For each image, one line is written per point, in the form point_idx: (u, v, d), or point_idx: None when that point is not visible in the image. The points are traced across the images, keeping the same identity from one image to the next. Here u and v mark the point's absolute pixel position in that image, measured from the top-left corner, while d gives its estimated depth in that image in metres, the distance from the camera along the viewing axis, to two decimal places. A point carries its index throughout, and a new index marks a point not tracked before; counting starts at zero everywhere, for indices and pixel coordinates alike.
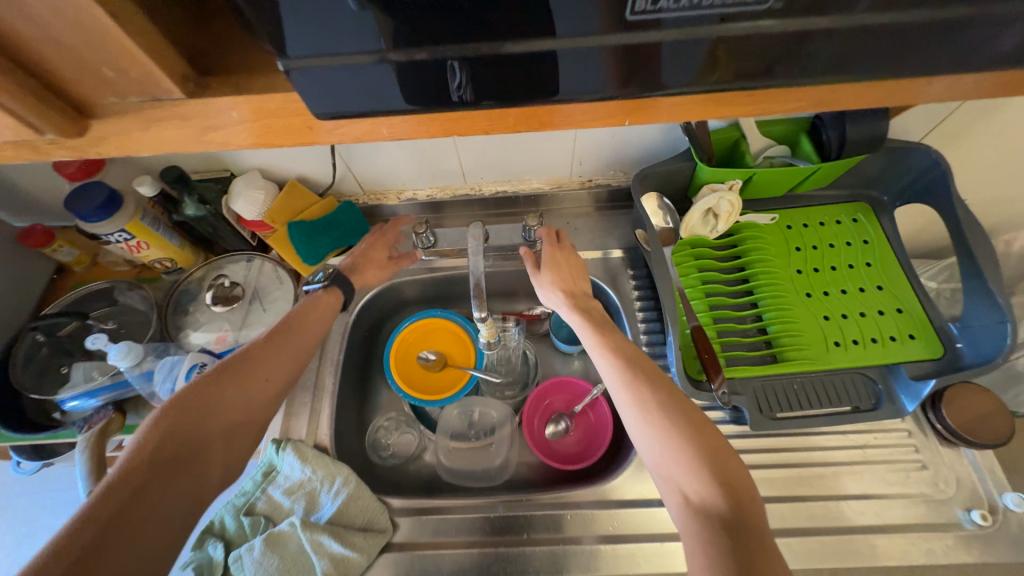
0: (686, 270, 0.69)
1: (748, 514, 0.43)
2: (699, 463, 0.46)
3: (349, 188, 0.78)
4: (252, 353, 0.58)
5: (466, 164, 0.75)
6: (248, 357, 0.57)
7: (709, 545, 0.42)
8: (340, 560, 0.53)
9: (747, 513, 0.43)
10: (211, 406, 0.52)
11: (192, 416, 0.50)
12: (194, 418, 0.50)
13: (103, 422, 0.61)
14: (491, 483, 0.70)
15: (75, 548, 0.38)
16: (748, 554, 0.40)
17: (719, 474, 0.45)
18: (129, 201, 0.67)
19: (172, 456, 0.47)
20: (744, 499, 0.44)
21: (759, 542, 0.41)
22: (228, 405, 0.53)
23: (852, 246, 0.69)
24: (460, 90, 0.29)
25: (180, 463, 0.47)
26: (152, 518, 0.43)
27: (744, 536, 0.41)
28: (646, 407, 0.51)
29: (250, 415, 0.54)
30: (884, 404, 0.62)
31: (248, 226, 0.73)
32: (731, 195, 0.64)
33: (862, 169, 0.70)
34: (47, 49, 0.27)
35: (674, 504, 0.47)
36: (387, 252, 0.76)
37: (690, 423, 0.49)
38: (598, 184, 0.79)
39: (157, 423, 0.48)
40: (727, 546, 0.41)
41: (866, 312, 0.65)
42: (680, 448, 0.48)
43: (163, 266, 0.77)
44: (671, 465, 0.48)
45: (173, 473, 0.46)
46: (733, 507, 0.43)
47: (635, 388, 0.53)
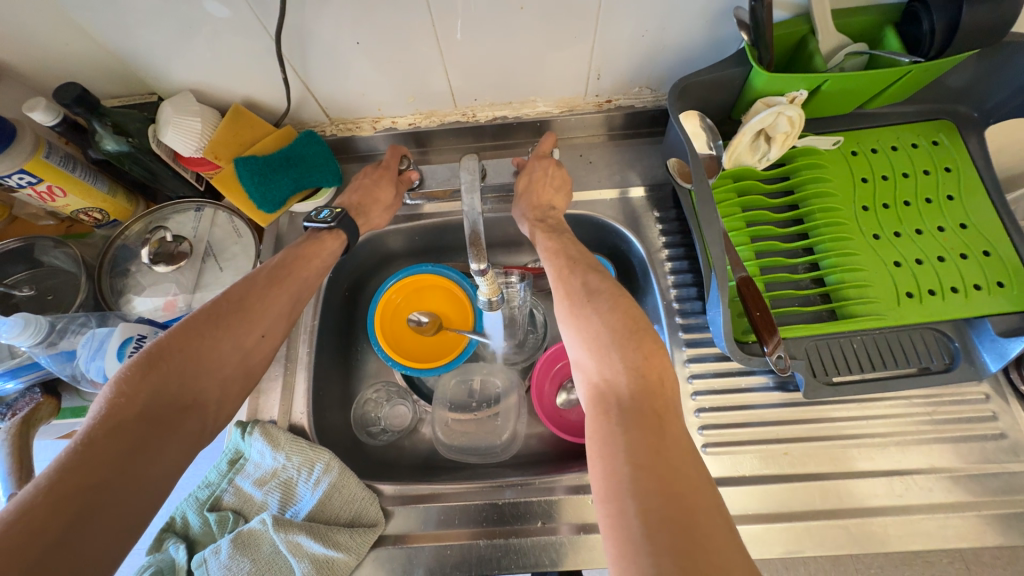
0: (728, 210, 0.57)
1: (660, 404, 0.37)
2: (612, 348, 0.41)
3: (311, 117, 0.64)
4: (251, 291, 0.47)
5: (455, 81, 0.59)
6: (247, 291, 0.47)
7: (608, 430, 0.37)
8: (323, 562, 0.45)
9: (656, 402, 0.37)
10: (206, 352, 0.43)
11: (182, 364, 0.41)
12: (180, 365, 0.41)
13: (29, 409, 0.51)
14: (496, 458, 0.61)
15: (55, 510, 0.32)
16: (649, 439, 0.35)
17: (631, 359, 0.40)
18: (24, 133, 0.52)
19: (165, 410, 0.39)
20: (655, 388, 0.38)
21: (666, 431, 0.36)
22: (236, 349, 0.45)
23: (932, 176, 0.57)
24: None
25: (171, 420, 0.39)
26: (145, 479, 0.36)
27: (652, 423, 0.36)
28: (575, 300, 0.46)
29: (250, 367, 0.46)
30: (960, 365, 0.52)
31: (188, 164, 0.59)
32: (794, 108, 0.50)
33: (951, 77, 0.55)
34: None
35: (583, 393, 0.42)
36: (395, 187, 0.63)
37: (614, 308, 0.43)
38: (618, 106, 0.65)
39: (139, 371, 0.39)
40: (628, 429, 0.36)
41: (944, 255, 0.53)
42: (596, 337, 0.42)
43: (93, 218, 0.63)
44: (587, 356, 0.42)
45: (163, 425, 0.39)
46: (646, 397, 0.38)
47: (572, 300, 0.46)
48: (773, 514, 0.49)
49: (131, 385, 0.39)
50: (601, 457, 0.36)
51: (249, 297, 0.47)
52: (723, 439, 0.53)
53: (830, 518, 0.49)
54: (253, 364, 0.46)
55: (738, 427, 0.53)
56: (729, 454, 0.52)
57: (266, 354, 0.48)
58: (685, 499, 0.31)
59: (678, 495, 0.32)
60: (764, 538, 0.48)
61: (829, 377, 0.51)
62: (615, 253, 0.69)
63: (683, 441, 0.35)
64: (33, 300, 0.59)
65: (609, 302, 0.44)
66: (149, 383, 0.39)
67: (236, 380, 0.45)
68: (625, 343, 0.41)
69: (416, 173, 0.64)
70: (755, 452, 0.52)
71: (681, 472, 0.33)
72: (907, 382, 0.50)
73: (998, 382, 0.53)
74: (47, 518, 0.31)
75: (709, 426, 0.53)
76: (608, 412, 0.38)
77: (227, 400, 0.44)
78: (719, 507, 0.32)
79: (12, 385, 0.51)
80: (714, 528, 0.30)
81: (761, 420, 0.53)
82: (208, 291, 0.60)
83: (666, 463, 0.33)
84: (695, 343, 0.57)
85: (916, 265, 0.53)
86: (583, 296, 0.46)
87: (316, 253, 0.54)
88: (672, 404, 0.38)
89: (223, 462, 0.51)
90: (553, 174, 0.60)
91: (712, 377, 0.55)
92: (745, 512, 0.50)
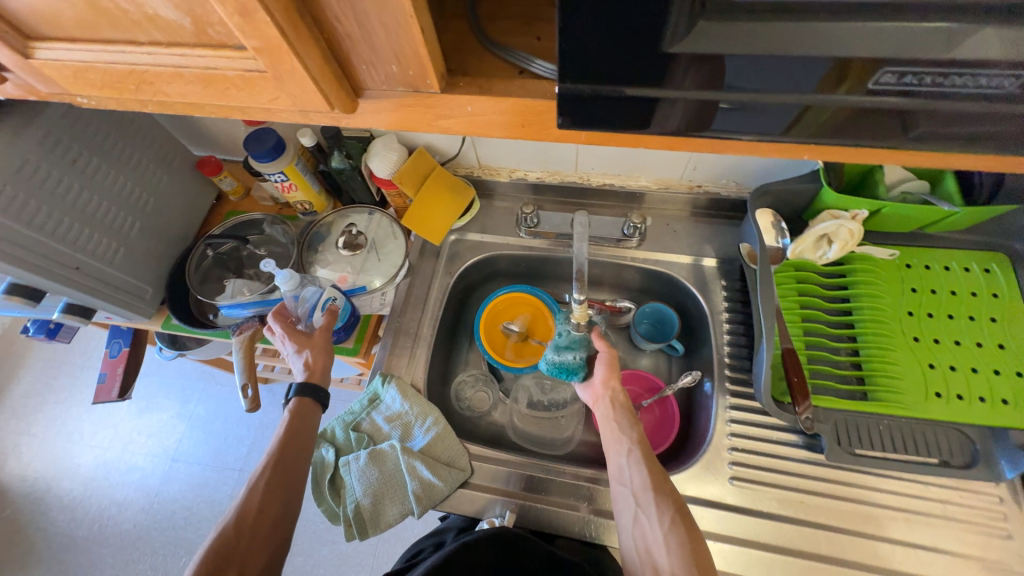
0: (786, 292, 0.69)
1: (678, 501, 0.56)
2: (653, 502, 0.55)
3: (467, 161, 0.85)
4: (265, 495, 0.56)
5: (581, 153, 0.77)
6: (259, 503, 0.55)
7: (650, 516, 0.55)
8: (426, 485, 0.62)
9: (681, 502, 0.56)
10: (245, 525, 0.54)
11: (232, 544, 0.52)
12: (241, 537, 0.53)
13: (251, 330, 0.76)
14: (555, 452, 0.76)
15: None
16: (679, 520, 0.54)
17: (679, 531, 0.53)
18: (290, 148, 0.77)
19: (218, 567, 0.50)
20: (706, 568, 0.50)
21: (686, 514, 0.54)
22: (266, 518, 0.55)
23: (979, 299, 0.65)
24: (614, 117, 0.31)
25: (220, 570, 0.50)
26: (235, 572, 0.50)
27: (677, 510, 0.54)
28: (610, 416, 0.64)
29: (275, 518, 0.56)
30: (978, 466, 0.60)
31: (377, 182, 0.81)
32: (853, 224, 0.62)
33: (1007, 219, 0.64)
34: (355, 38, 0.27)
35: (615, 488, 0.59)
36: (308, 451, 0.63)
37: (629, 425, 0.62)
38: (705, 190, 0.80)
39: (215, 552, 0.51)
40: (664, 517, 0.54)
41: (978, 368, 0.62)
42: (643, 487, 0.56)
43: (302, 207, 0.87)
44: (636, 493, 0.57)
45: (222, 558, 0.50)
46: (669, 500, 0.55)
47: (612, 417, 0.64)
48: (781, 547, 0.60)
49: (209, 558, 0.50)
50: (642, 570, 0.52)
51: (278, 470, 0.59)
52: (750, 477, 0.63)
53: (832, 563, 0.58)
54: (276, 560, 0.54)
55: (764, 471, 0.63)
56: (752, 491, 0.63)
57: (289, 506, 0.58)
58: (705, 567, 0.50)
59: (700, 561, 0.50)
60: (770, 564, 0.59)
61: (852, 448, 0.61)
62: (681, 307, 0.83)
63: (699, 536, 0.53)
64: (257, 256, 0.84)
65: (620, 422, 0.63)
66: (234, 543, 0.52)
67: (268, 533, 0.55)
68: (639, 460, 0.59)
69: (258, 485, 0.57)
70: (774, 493, 0.62)
71: (701, 550, 0.51)
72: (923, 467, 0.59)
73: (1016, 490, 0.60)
74: None
75: (738, 463, 0.64)
76: (650, 551, 0.53)
77: (273, 558, 0.54)
78: None
79: (244, 311, 0.77)
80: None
81: (785, 470, 0.63)
82: (369, 274, 0.80)
83: (697, 546, 0.52)
84: (739, 395, 0.68)
85: (950, 371, 0.62)
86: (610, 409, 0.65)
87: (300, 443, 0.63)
88: (684, 505, 0.56)
89: (348, 432, 0.69)
90: (611, 373, 0.67)
91: (751, 425, 0.66)
92: (757, 539, 0.60)
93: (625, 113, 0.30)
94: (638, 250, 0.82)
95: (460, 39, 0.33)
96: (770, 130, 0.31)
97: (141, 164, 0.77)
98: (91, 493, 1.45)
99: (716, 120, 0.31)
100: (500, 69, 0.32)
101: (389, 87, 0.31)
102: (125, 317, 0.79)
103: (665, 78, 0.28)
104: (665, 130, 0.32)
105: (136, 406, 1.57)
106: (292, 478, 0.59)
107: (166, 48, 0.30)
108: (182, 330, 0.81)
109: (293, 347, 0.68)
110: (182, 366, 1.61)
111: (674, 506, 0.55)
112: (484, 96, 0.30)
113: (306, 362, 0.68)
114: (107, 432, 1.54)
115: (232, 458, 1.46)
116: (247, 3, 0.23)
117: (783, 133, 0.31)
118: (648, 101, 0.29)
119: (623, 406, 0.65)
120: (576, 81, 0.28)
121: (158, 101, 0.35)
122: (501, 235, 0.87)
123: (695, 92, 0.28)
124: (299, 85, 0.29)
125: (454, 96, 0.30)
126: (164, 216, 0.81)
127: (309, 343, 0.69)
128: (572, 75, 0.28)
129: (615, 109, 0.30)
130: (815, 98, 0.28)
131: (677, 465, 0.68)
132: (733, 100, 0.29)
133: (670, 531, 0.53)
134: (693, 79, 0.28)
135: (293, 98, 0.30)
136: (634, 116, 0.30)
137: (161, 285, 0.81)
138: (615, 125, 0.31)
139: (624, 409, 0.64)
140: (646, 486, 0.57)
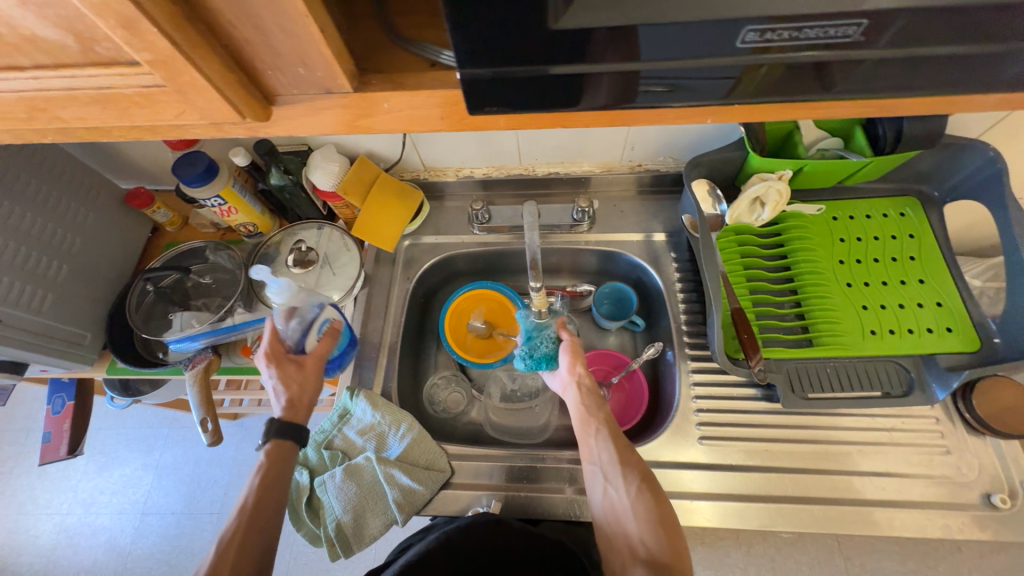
0: (730, 256, 0.73)
1: (645, 471, 0.57)
2: (620, 475, 0.57)
3: (411, 164, 0.85)
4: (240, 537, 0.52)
5: (522, 145, 0.78)
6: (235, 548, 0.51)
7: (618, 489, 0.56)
8: (407, 491, 0.62)
9: (647, 471, 0.58)
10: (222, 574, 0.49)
11: None
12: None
13: (204, 362, 0.73)
14: (533, 440, 0.77)
15: None
16: (645, 489, 0.56)
17: (645, 499, 0.55)
18: (224, 169, 0.74)
19: None
20: (672, 530, 0.53)
21: (652, 482, 0.57)
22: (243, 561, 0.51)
23: (898, 240, 0.71)
24: (529, 100, 0.32)
25: None
26: None
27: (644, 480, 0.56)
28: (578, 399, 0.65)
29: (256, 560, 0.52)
30: (915, 392, 0.65)
31: (322, 195, 0.79)
32: (780, 185, 0.66)
33: (914, 165, 0.70)
34: (254, 43, 0.27)
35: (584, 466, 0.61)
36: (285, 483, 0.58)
37: (596, 406, 0.63)
38: (646, 169, 0.83)
39: None
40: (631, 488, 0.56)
41: (904, 304, 0.67)
42: (610, 463, 0.58)
43: (246, 230, 0.84)
44: (604, 468, 0.58)
45: None
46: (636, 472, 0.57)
47: (580, 400, 0.65)
48: (753, 496, 0.63)
49: None
50: (613, 537, 0.55)
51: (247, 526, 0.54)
52: (717, 434, 0.66)
53: (800, 502, 0.62)
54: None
55: (730, 426, 0.67)
56: (721, 448, 0.66)
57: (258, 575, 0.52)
58: (670, 530, 0.53)
59: (666, 525, 0.53)
60: (744, 513, 0.62)
61: (805, 392, 0.65)
62: (638, 284, 0.86)
63: (664, 501, 0.55)
64: (204, 286, 0.80)
65: (587, 405, 0.64)
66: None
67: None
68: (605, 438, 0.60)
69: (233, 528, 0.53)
70: (741, 446, 0.66)
71: (666, 515, 0.54)
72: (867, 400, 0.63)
73: (949, 409, 0.66)
74: None
75: (705, 423, 0.67)
76: (620, 520, 0.55)
77: None
78: (683, 542, 0.53)
79: (195, 344, 0.74)
80: (679, 541, 0.53)
81: (748, 422, 0.67)
82: (325, 290, 0.79)
83: (662, 510, 0.54)
84: (699, 358, 0.71)
85: (880, 310, 0.67)
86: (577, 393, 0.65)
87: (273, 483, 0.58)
88: (650, 474, 0.58)
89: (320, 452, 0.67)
90: (575, 358, 0.67)
91: (714, 385, 0.69)
92: (731, 492, 0.63)
93: (537, 91, 0.31)
94: (590, 233, 0.85)
95: (370, 37, 0.33)
96: (676, 98, 0.32)
97: (60, 202, 0.72)
98: (55, 564, 1.35)
99: (624, 90, 0.32)
100: (412, 63, 0.32)
101: (301, 91, 0.30)
102: (64, 367, 0.74)
103: (568, 57, 0.29)
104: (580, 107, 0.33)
105: (94, 464, 1.47)
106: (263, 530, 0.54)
107: (53, 71, 0.29)
108: (130, 372, 0.77)
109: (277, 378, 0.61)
110: (141, 414, 1.52)
111: (641, 477, 0.57)
112: (398, 91, 0.30)
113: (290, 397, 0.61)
114: (64, 496, 1.44)
115: (208, 501, 1.39)
116: (127, 13, 0.23)
117: (689, 99, 0.33)
118: (558, 78, 0.30)
119: (590, 391, 0.65)
120: (485, 66, 0.29)
121: (56, 129, 0.33)
122: (456, 234, 0.87)
123: (598, 66, 0.30)
124: (203, 96, 0.28)
125: (368, 94, 0.30)
126: (94, 255, 0.77)
127: (295, 377, 0.63)
128: (479, 61, 0.28)
129: (523, 88, 0.31)
130: (709, 63, 0.30)
131: (650, 434, 0.71)
132: (636, 72, 0.30)
133: (638, 502, 0.55)
134: (595, 54, 0.29)
135: (200, 110, 0.29)
136: (545, 95, 0.31)
137: (100, 329, 0.77)
138: (529, 106, 0.32)
139: (592, 393, 0.65)
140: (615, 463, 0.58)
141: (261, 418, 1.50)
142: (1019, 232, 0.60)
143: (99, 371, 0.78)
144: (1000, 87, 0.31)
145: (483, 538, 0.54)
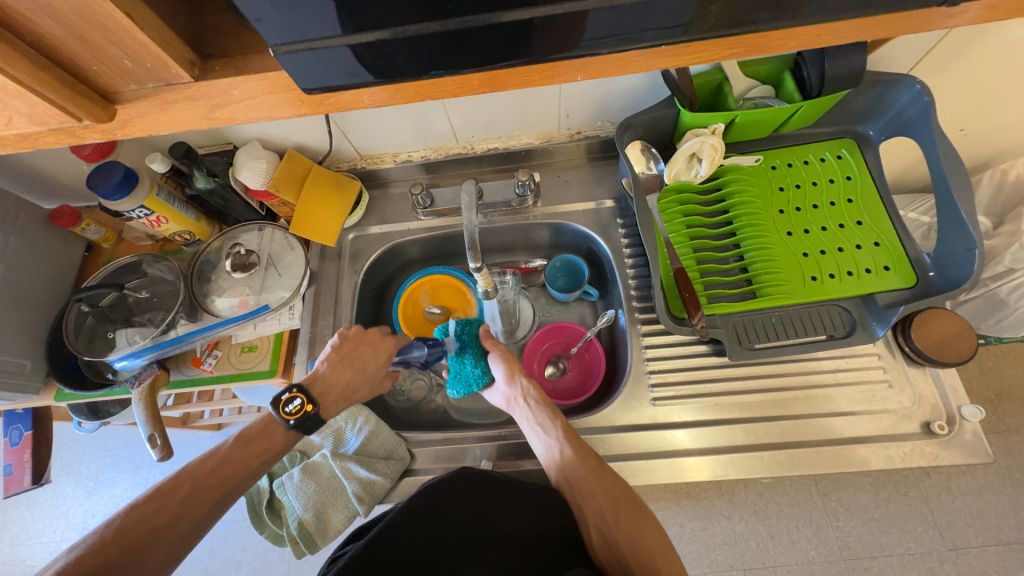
0: (672, 217, 0.72)
1: (615, 481, 0.57)
2: (594, 489, 0.56)
3: (346, 153, 0.82)
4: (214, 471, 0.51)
5: (456, 122, 0.76)
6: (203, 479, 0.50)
7: (595, 506, 0.55)
8: (366, 483, 0.63)
9: (619, 481, 0.57)
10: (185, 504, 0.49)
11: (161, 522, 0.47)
12: (150, 529, 0.47)
13: (150, 378, 0.72)
14: (497, 419, 0.78)
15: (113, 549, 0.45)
16: (620, 500, 0.55)
17: (623, 509, 0.54)
18: (144, 178, 0.70)
19: (142, 540, 0.46)
20: (654, 533, 0.53)
21: (626, 492, 0.56)
22: (210, 492, 0.50)
23: (835, 185, 0.71)
24: (381, 68, 0.31)
25: (151, 541, 0.46)
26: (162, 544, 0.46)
27: (616, 490, 0.56)
28: (534, 416, 0.63)
29: (222, 487, 0.51)
30: (857, 331, 0.66)
31: (255, 195, 0.76)
32: (712, 138, 0.65)
33: (848, 105, 0.69)
34: (62, 38, 0.27)
35: (554, 482, 0.60)
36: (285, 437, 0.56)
37: (554, 421, 0.62)
38: (588, 135, 0.81)
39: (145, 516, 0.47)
40: (606, 502, 0.55)
41: (843, 247, 0.68)
42: (580, 479, 0.57)
43: (183, 239, 0.81)
44: (574, 486, 0.58)
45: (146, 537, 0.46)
46: (607, 482, 0.57)
47: (537, 417, 0.63)
48: (706, 448, 0.64)
49: (132, 522, 0.46)
50: (599, 554, 0.54)
51: (215, 472, 0.51)
52: (670, 394, 0.67)
53: (750, 449, 0.64)
54: (180, 562, 0.48)
55: (682, 385, 0.68)
56: (674, 407, 0.67)
57: (218, 512, 0.51)
58: (652, 538, 0.52)
59: (647, 533, 0.53)
60: (699, 466, 0.64)
61: (751, 343, 0.66)
62: (591, 254, 0.85)
63: (642, 508, 0.55)
64: (146, 300, 0.77)
65: (541, 419, 0.63)
66: (133, 535, 0.46)
67: (205, 502, 0.50)
68: (570, 451, 0.59)
69: (209, 463, 0.52)
70: (694, 403, 0.67)
71: (645, 522, 0.54)
72: (810, 344, 0.64)
73: (891, 346, 0.68)
74: (105, 556, 0.44)
75: (658, 384, 0.68)
76: (603, 536, 0.54)
77: (202, 528, 0.49)
78: (668, 544, 0.52)
79: (141, 359, 0.72)
80: (665, 546, 0.52)
81: (701, 379, 0.68)
82: (271, 292, 0.77)
83: (641, 517, 0.54)
84: (649, 322, 0.72)
85: (821, 255, 0.67)
86: (533, 410, 0.63)
87: (263, 447, 0.55)
88: (621, 482, 0.58)
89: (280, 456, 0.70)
90: (511, 367, 0.66)
91: (664, 346, 0.70)
92: (685, 447, 0.65)
93: (397, 57, 0.30)
94: (539, 207, 0.83)
95: (217, 22, 0.33)
96: (532, 54, 0.32)
97: None
98: None
99: (474, 50, 0.31)
100: (258, 45, 0.32)
101: (140, 86, 0.31)
102: (8, 399, 0.72)
103: (400, 18, 0.28)
104: (437, 70, 0.32)
105: (82, 488, 1.46)
106: (236, 483, 0.52)
107: None
108: (79, 397, 0.75)
109: (344, 364, 0.62)
110: (123, 434, 1.51)
111: (613, 483, 0.57)
112: (241, 77, 0.31)
113: (338, 377, 0.61)
114: (57, 524, 1.43)
115: None
116: None
117: (545, 53, 0.32)
118: (401, 43, 0.30)
119: (537, 402, 0.63)
120: (317, 37, 0.28)
121: None
122: (402, 222, 0.85)
123: (437, 26, 0.29)
124: (27, 102, 0.29)
125: (212, 82, 0.31)
126: (26, 281, 0.74)
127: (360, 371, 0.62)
128: (309, 32, 0.28)
129: (365, 57, 0.30)
130: (549, 12, 0.29)
131: (607, 399, 0.72)
132: (489, 29, 0.29)
133: (617, 509, 0.54)
134: (442, 9, 0.28)
135: (27, 116, 0.30)
136: (394, 61, 0.31)
137: (42, 355, 0.75)
138: (381, 75, 0.32)
139: (542, 406, 0.63)
140: (583, 475, 0.57)
141: (245, 426, 1.49)
142: (946, 163, 0.60)
143: (47, 399, 0.76)
144: (842, 11, 0.31)
145: (455, 494, 0.53)
